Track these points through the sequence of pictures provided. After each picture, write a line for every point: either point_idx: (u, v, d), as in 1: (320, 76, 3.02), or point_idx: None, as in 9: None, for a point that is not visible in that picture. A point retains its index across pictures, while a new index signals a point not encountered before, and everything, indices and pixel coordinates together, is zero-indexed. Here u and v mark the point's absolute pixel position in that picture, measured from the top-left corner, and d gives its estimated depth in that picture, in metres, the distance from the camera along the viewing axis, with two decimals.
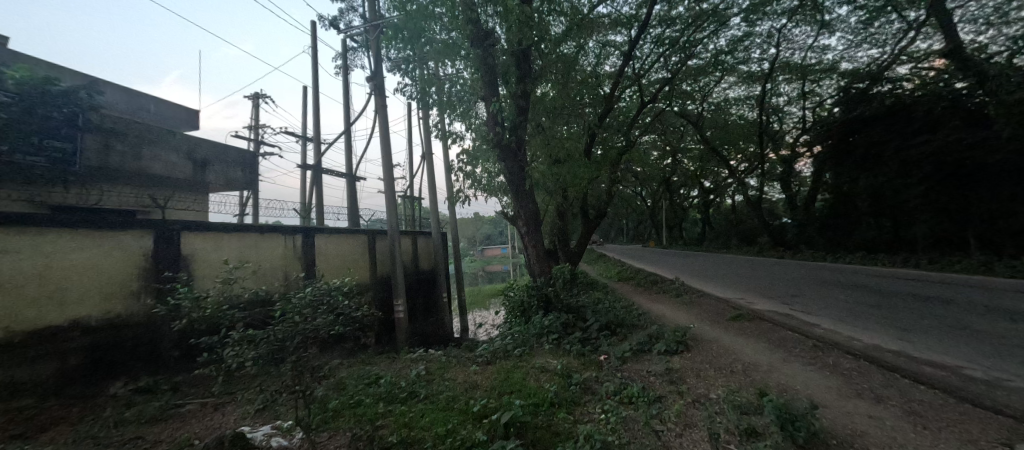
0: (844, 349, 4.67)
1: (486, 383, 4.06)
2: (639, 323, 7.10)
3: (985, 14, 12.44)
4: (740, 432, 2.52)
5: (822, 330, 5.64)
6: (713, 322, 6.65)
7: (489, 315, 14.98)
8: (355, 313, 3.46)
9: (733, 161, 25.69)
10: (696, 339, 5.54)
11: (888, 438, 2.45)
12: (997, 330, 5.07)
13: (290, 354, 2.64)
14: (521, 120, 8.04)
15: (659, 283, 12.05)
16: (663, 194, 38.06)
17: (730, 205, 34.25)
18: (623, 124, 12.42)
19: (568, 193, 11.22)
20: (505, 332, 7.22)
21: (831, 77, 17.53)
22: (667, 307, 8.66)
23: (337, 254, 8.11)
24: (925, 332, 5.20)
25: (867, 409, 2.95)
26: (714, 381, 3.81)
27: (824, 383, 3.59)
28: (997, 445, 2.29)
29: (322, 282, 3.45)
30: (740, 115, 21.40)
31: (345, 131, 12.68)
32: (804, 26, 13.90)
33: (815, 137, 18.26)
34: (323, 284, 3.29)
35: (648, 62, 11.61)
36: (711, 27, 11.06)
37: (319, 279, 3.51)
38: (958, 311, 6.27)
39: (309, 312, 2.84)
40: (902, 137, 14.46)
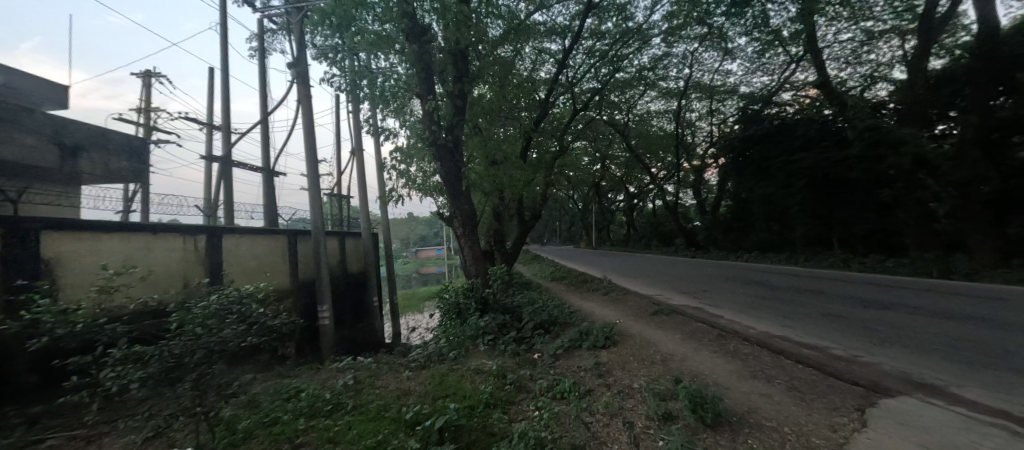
0: (742, 336, 5.34)
1: (419, 389, 3.93)
2: (570, 320, 7.42)
3: (845, 55, 15.00)
4: (658, 417, 2.76)
5: (726, 320, 6.39)
6: (637, 317, 7.18)
7: (423, 318, 14.54)
8: (272, 322, 3.16)
9: (654, 168, 28.06)
10: (622, 334, 5.94)
11: (775, 412, 2.87)
12: (852, 315, 6.19)
13: (190, 372, 2.33)
14: (459, 120, 7.96)
15: (589, 282, 12.70)
16: (594, 197, 40.25)
17: (651, 209, 37.33)
18: (557, 129, 12.92)
19: (504, 195, 11.35)
20: (440, 335, 7.07)
21: (733, 97, 19.94)
22: (597, 304, 9.17)
23: (252, 257, 7.32)
24: (803, 319, 6.15)
25: (759, 388, 3.42)
26: (637, 372, 4.12)
27: (727, 367, 4.09)
28: (852, 411, 2.80)
29: (231, 290, 3.08)
30: (660, 127, 23.48)
31: (263, 121, 11.47)
32: (713, 50, 15.65)
33: (720, 149, 20.65)
34: (231, 293, 2.96)
35: (580, 71, 12.20)
36: (635, 44, 11.99)
37: (227, 286, 3.13)
38: (825, 301, 7.51)
39: (216, 322, 2.53)
40: (786, 153, 17.01)
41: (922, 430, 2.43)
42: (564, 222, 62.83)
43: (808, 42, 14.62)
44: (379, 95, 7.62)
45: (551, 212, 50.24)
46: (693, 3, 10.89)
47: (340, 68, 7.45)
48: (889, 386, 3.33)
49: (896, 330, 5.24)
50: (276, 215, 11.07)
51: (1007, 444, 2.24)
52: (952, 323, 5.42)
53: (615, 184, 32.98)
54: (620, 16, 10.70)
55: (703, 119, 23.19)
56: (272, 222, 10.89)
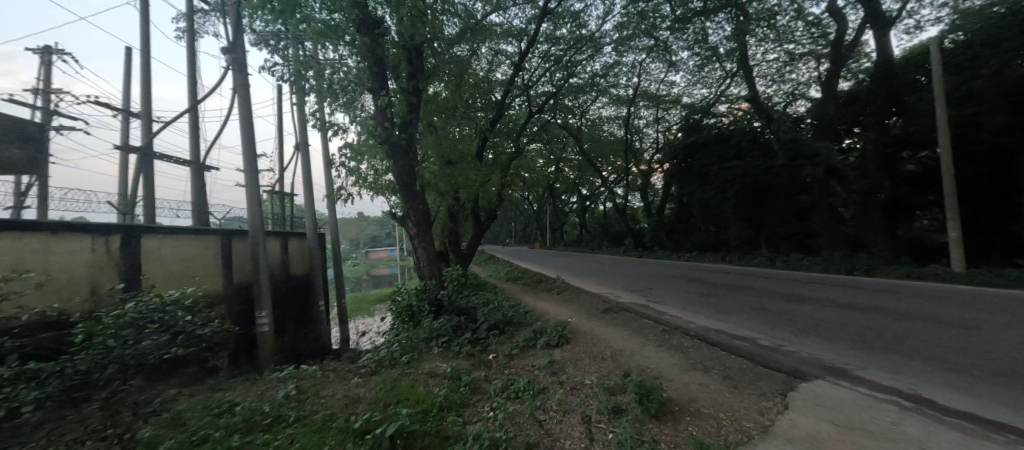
0: (684, 331, 5.72)
1: (370, 395, 3.79)
2: (525, 319, 7.48)
3: (772, 73, 16.61)
4: (609, 412, 2.87)
5: (670, 316, 6.79)
6: (589, 315, 7.42)
7: (374, 322, 13.96)
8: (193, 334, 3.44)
9: (605, 172, 29.17)
10: (575, 332, 6.11)
11: (712, 399, 3.10)
12: (777, 309, 6.85)
13: (105, 390, 2.51)
14: (413, 118, 7.80)
15: (543, 282, 12.91)
16: (548, 199, 41.05)
17: (602, 211, 38.78)
18: (513, 131, 13.03)
19: (459, 195, 11.22)
20: (391, 338, 6.84)
21: (677, 107, 21.31)
22: (551, 303, 9.34)
23: (177, 260, 6.59)
24: (736, 314, 6.70)
25: (699, 378, 3.67)
26: (589, 368, 4.26)
27: (671, 360, 4.35)
28: (777, 395, 3.10)
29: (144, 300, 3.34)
30: (611, 132, 24.47)
31: (191, 110, 10.39)
32: (659, 61, 16.60)
33: (665, 155, 21.96)
34: (142, 307, 3.22)
35: (535, 74, 12.40)
36: (589, 51, 12.40)
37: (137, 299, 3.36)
38: (755, 296, 8.23)
39: (129, 337, 2.80)
40: (722, 161, 18.48)
41: (834, 409, 2.74)
42: (520, 222, 63.53)
43: (741, 60, 16.00)
44: (327, 88, 7.21)
45: (506, 212, 50.48)
46: (641, 16, 11.49)
47: (282, 57, 6.97)
48: (807, 371, 3.74)
49: (813, 321, 5.89)
50: (206, 212, 10.08)
51: (898, 417, 2.60)
52: (855, 314, 6.19)
53: (569, 186, 33.86)
54: (574, 23, 11.02)
55: (649, 126, 24.54)
56: (202, 221, 9.90)
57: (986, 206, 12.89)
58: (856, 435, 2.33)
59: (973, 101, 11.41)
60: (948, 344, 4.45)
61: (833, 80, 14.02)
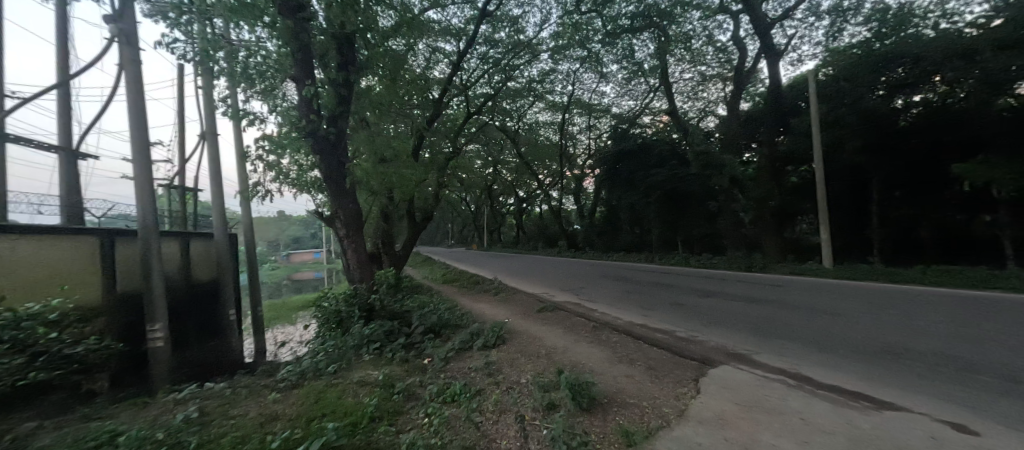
0: (612, 326, 6.10)
1: (291, 411, 3.47)
2: (461, 322, 7.37)
3: (688, 90, 18.48)
4: (543, 408, 2.96)
5: (600, 314, 7.18)
6: (525, 315, 7.57)
7: (296, 331, 12.79)
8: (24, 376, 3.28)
9: (541, 175, 30.01)
10: (511, 332, 6.19)
11: (636, 389, 3.35)
12: (691, 304, 7.59)
13: None
14: (343, 111, 7.38)
15: (479, 283, 12.91)
16: (486, 200, 41.13)
17: (538, 213, 39.88)
18: (451, 131, 12.86)
19: (393, 195, 10.76)
20: (316, 347, 6.32)
21: (607, 116, 22.73)
22: (488, 305, 9.36)
23: (39, 264, 5.43)
24: (658, 309, 7.29)
25: (625, 370, 3.94)
26: (524, 367, 4.35)
27: (600, 355, 4.62)
28: (691, 381, 3.45)
29: None
30: (547, 137, 25.31)
31: (60, 85, 8.66)
32: (591, 71, 17.52)
33: (596, 161, 23.24)
34: None
35: (474, 75, 12.38)
36: (526, 56, 12.66)
37: None
38: (673, 292, 9.06)
39: None
40: (645, 169, 20.11)
41: (735, 390, 3.13)
42: (457, 223, 62.81)
43: (663, 76, 17.53)
44: (239, 71, 6.48)
45: (442, 212, 49.61)
46: (575, 27, 12.05)
47: (185, 34, 6.13)
48: (714, 358, 4.21)
49: (720, 313, 6.63)
50: (80, 209, 8.44)
51: (783, 393, 3.05)
52: (751, 306, 7.13)
53: (506, 188, 34.30)
54: (512, 28, 11.20)
55: (582, 133, 25.84)
56: (72, 219, 8.27)
57: (846, 212, 15.76)
58: (753, 411, 2.67)
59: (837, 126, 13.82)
60: (819, 328, 5.33)
61: (736, 101, 16.00)
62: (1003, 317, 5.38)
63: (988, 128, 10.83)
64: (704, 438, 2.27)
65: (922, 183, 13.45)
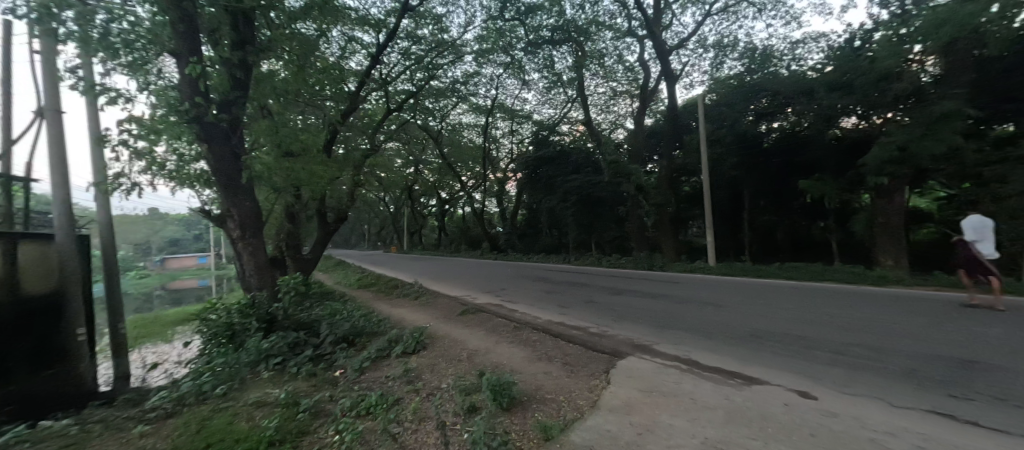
0: (533, 326, 6.30)
1: (164, 445, 2.93)
2: (378, 328, 6.95)
3: (602, 103, 20.05)
4: (464, 412, 2.94)
5: (520, 314, 7.37)
6: (447, 319, 7.45)
7: (172, 350, 10.83)
8: None
9: (464, 177, 29.84)
10: (432, 337, 6.04)
11: (554, 385, 3.50)
12: (604, 301, 8.20)
13: None
14: (238, 96, 6.56)
15: (399, 287, 12.35)
16: (406, 201, 39.63)
17: (461, 215, 39.61)
18: (368, 126, 12.15)
19: (301, 192, 9.78)
20: (199, 367, 5.44)
21: (528, 123, 23.75)
22: (407, 310, 9.00)
23: None
24: (574, 307, 7.73)
25: (543, 368, 4.11)
26: (445, 372, 4.26)
27: (521, 354, 4.75)
28: (602, 373, 3.72)
29: None
30: (470, 139, 25.31)
31: None
32: (514, 77, 18.00)
33: (519, 165, 23.89)
34: None
35: (394, 70, 11.84)
36: (450, 56, 12.47)
37: None
38: (588, 291, 9.69)
39: None
40: (564, 174, 21.29)
41: (640, 379, 3.45)
42: (374, 224, 59.39)
43: (580, 89, 18.72)
44: (95, 38, 5.30)
45: (357, 212, 46.54)
46: (499, 33, 12.23)
47: None
48: (621, 350, 4.62)
49: (627, 309, 7.26)
50: None
51: (677, 377, 3.47)
52: (653, 301, 7.97)
53: (428, 188, 33.48)
54: (436, 26, 10.98)
55: (505, 137, 26.38)
56: None
57: (725, 217, 18.63)
58: (654, 396, 2.97)
59: (719, 145, 16.15)
60: (705, 318, 6.17)
61: (642, 117, 17.79)
62: (831, 303, 6.81)
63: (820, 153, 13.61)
64: (612, 425, 2.47)
65: (778, 194, 16.48)
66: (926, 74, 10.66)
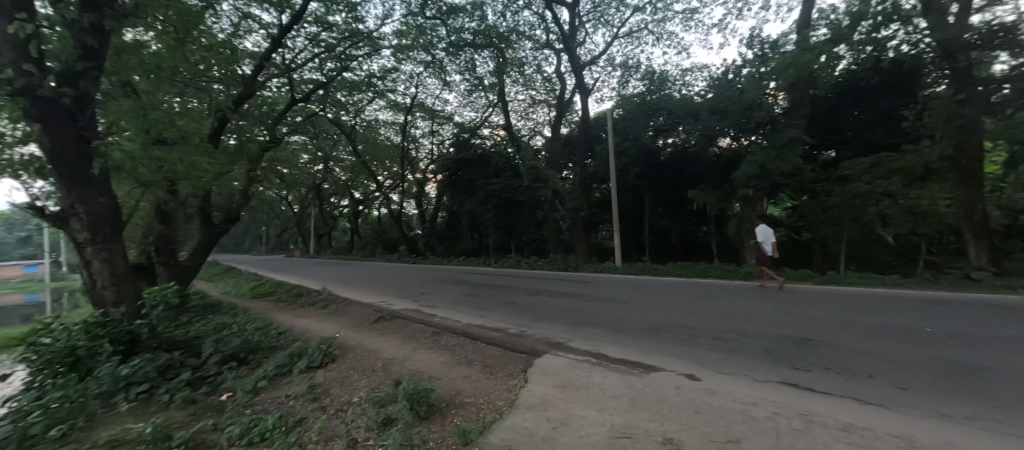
0: (452, 330, 6.20)
1: None
2: (276, 342, 6.19)
3: (522, 110, 20.75)
4: (378, 425, 2.78)
5: (440, 318, 7.23)
6: (359, 327, 6.95)
7: None
8: None
9: (381, 177, 28.32)
10: (342, 347, 5.57)
11: (473, 389, 3.49)
12: (523, 302, 8.44)
13: None
14: (89, 68, 5.34)
15: (303, 295, 11.16)
16: (313, 200, 36.16)
17: (376, 217, 37.43)
18: (267, 116, 10.82)
19: (178, 187, 8.30)
20: (20, 407, 4.24)
21: (449, 124, 23.49)
22: (313, 319, 8.19)
23: None
24: (494, 309, 7.81)
25: (462, 372, 4.07)
26: (356, 384, 3.96)
27: (440, 360, 4.63)
28: (521, 373, 3.81)
29: None
30: (387, 137, 24.06)
31: None
32: (435, 77, 17.61)
33: (439, 167, 23.44)
34: None
35: (300, 56, 10.74)
36: (366, 48, 11.70)
37: None
38: (508, 293, 9.89)
39: None
40: (484, 177, 21.54)
41: (555, 375, 3.61)
42: (274, 226, 52.98)
43: (502, 95, 19.04)
44: None
45: (253, 212, 41.12)
46: (420, 30, 11.87)
47: None
48: (538, 349, 4.79)
49: (544, 309, 7.55)
50: None
51: (588, 371, 3.71)
52: (566, 300, 8.44)
53: (339, 188, 31.02)
54: (349, 14, 10.24)
55: (424, 137, 25.67)
56: None
57: (630, 222, 20.56)
58: (567, 391, 3.13)
59: (625, 156, 17.82)
60: (612, 314, 6.72)
61: (558, 126, 18.79)
62: (711, 297, 7.93)
63: (704, 167, 15.81)
64: (529, 422, 2.54)
65: (672, 201, 18.72)
66: (778, 106, 13.17)
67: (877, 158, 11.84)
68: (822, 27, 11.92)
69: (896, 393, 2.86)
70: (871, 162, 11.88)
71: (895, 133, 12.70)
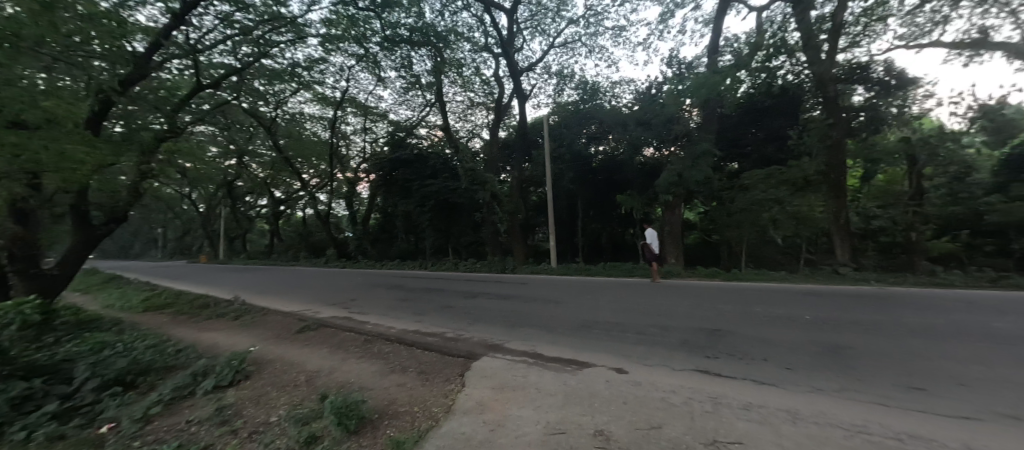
0: (386, 337, 5.91)
1: None
2: (175, 360, 5.40)
3: (460, 112, 20.60)
4: (300, 445, 2.56)
5: (372, 325, 6.86)
6: (278, 339, 6.33)
7: None
8: None
9: (306, 174, 26.22)
10: (258, 362, 5.04)
11: (408, 397, 3.36)
12: (460, 305, 8.35)
13: None
14: None
15: (209, 307, 9.87)
16: (223, 199, 32.29)
17: (301, 219, 34.55)
18: (165, 102, 9.44)
19: (43, 182, 6.89)
20: None
21: (384, 122, 22.53)
22: (222, 333, 7.29)
23: None
24: (431, 314, 7.61)
25: (396, 380, 3.91)
26: (276, 402, 3.61)
27: (372, 369, 4.40)
28: (458, 377, 3.76)
29: None
30: (314, 132, 22.32)
31: None
32: (367, 72, 16.73)
33: (372, 166, 22.34)
34: None
35: (209, 36, 9.56)
36: (289, 35, 10.75)
37: None
38: (445, 296, 9.71)
39: None
40: (421, 178, 20.97)
41: (493, 377, 3.61)
42: (174, 228, 46.30)
43: (439, 95, 18.71)
44: None
45: (145, 211, 35.45)
46: (350, 21, 11.22)
47: None
48: (476, 351, 4.78)
49: (482, 312, 7.53)
50: None
51: (525, 371, 3.78)
52: (504, 302, 8.51)
53: (256, 186, 28.10)
54: None
55: (357, 134, 24.26)
56: None
57: (564, 224, 21.42)
58: (505, 393, 3.15)
59: (560, 161, 18.55)
60: (547, 314, 6.93)
61: (496, 129, 18.95)
62: (637, 294, 8.55)
63: (632, 174, 17.01)
64: (467, 427, 2.52)
65: (602, 205, 19.87)
66: (692, 121, 14.63)
67: (770, 170, 13.61)
68: (728, 54, 13.54)
69: (784, 373, 3.32)
70: (765, 174, 13.54)
71: (783, 150, 14.83)
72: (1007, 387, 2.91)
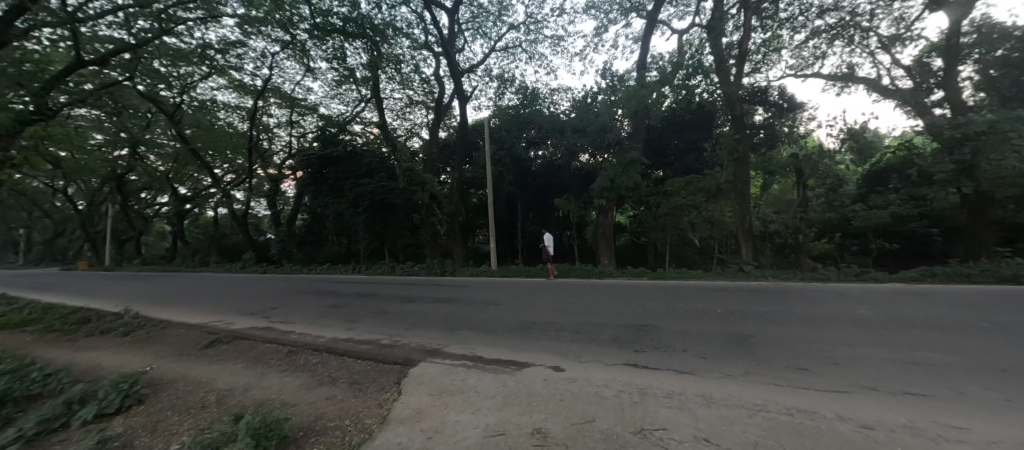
0: (314, 347, 5.47)
1: None
2: (41, 387, 4.48)
3: (397, 109, 19.81)
4: None
5: (296, 335, 6.31)
6: (180, 356, 5.54)
7: None
8: None
9: (218, 169, 23.38)
10: (155, 383, 4.37)
11: (339, 410, 3.15)
12: (396, 311, 8.03)
13: None
14: None
15: (88, 323, 8.32)
16: (110, 195, 27.60)
17: (212, 219, 30.74)
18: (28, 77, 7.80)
19: None
20: None
21: (313, 115, 20.93)
22: (104, 352, 6.18)
23: None
24: (365, 320, 7.21)
25: (325, 393, 3.64)
26: (178, 427, 3.17)
27: (297, 382, 4.04)
28: (395, 386, 3.60)
29: None
30: (229, 122, 19.98)
31: None
32: (294, 60, 15.40)
33: (299, 163, 20.72)
34: None
35: (93, 5, 8.12)
36: (199, 12, 9.54)
37: None
38: (379, 302, 9.23)
39: None
40: (355, 176, 19.86)
41: (433, 383, 3.52)
42: (40, 228, 38.42)
43: (375, 90, 17.82)
44: None
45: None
46: (275, 4, 10.22)
47: None
48: (413, 357, 4.63)
49: (420, 316, 7.31)
50: None
51: (465, 374, 3.74)
52: (443, 305, 8.35)
53: (152, 180, 24.38)
54: None
55: (281, 127, 22.16)
56: None
57: (504, 227, 21.64)
58: (445, 398, 3.08)
59: (500, 164, 18.69)
60: (488, 316, 6.93)
61: (437, 128, 18.50)
62: (573, 294, 8.90)
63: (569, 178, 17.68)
64: (403, 437, 2.43)
65: (541, 208, 20.43)
66: (624, 130, 15.58)
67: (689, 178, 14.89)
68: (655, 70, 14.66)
69: (700, 362, 3.67)
70: (685, 181, 14.77)
71: (699, 160, 16.43)
72: (868, 363, 3.53)
